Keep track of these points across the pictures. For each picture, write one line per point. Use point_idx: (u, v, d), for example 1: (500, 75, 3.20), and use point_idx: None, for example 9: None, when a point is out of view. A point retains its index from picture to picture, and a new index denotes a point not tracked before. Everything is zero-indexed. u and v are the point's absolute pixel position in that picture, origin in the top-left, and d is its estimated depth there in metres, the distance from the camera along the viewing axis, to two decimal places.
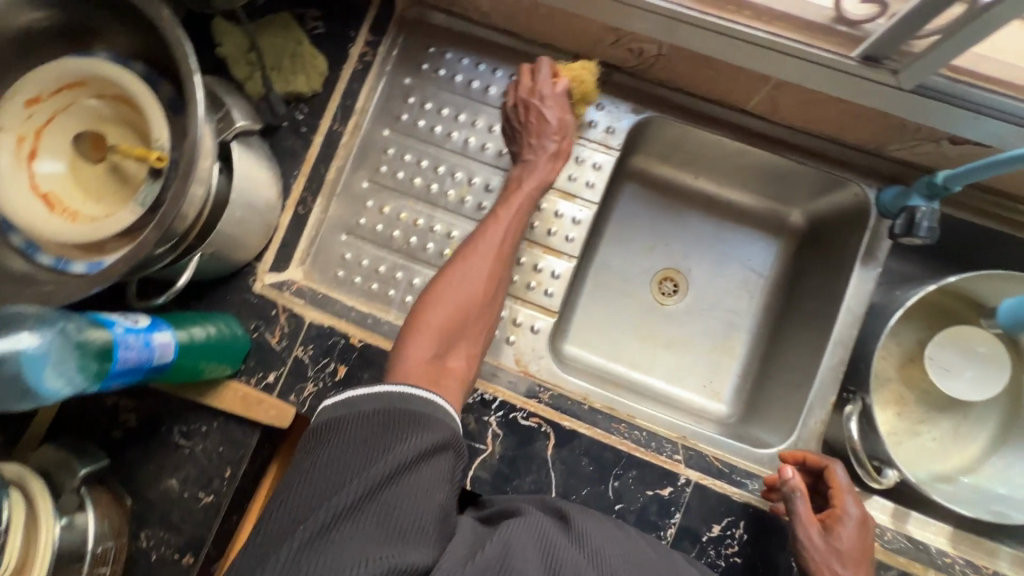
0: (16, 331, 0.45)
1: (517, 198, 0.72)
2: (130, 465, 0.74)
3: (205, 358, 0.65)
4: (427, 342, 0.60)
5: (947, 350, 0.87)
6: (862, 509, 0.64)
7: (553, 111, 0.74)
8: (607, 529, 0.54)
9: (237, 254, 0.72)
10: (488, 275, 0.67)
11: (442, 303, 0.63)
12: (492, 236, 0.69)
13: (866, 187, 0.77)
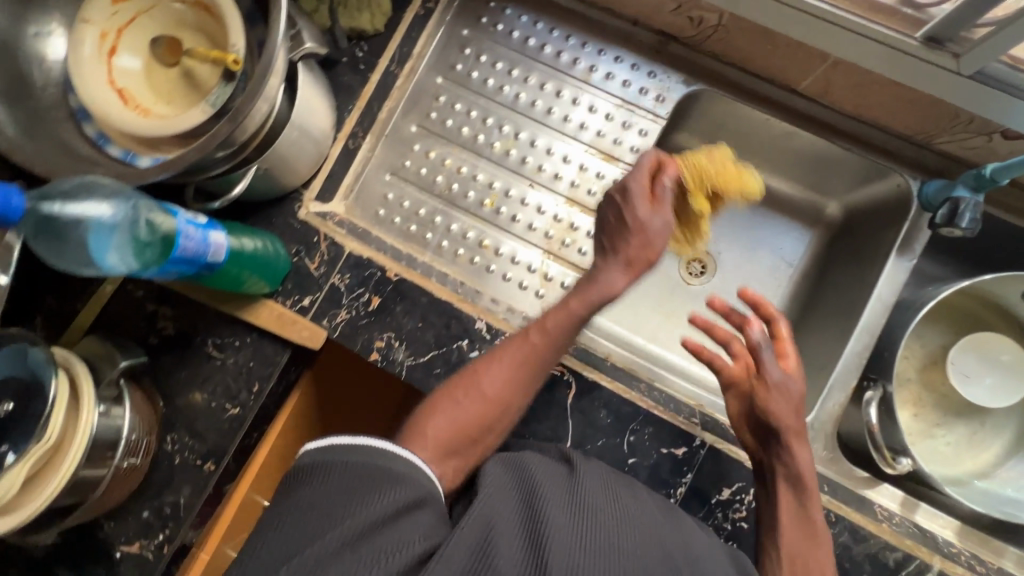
0: (94, 200, 0.49)
1: (557, 312, 0.65)
2: (163, 370, 0.76)
3: (248, 270, 0.67)
4: (416, 446, 0.58)
5: (968, 356, 0.88)
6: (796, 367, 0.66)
7: (641, 212, 0.65)
8: (613, 488, 0.55)
9: (288, 178, 0.74)
10: (500, 396, 0.62)
11: (447, 410, 0.61)
12: (517, 354, 0.64)
13: (910, 178, 0.77)
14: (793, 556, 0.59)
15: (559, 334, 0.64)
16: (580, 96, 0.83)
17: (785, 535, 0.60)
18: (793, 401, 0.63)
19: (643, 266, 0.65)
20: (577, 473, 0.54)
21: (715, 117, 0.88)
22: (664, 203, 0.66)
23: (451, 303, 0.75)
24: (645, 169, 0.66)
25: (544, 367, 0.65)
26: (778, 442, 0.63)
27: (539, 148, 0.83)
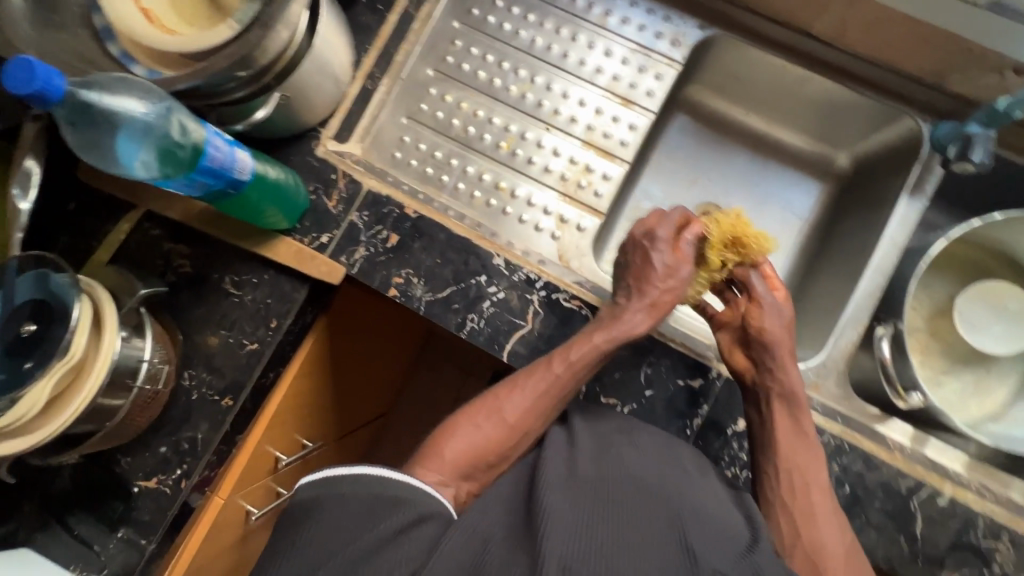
0: (131, 99, 0.51)
1: (583, 347, 0.64)
2: (181, 307, 0.77)
3: (269, 200, 0.68)
4: (434, 467, 0.58)
5: (975, 306, 0.89)
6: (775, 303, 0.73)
7: (667, 259, 0.68)
8: (618, 447, 0.58)
9: (307, 115, 0.74)
10: (521, 423, 0.62)
11: (466, 433, 0.61)
12: (540, 384, 0.63)
13: (921, 121, 0.79)
14: (792, 474, 0.63)
15: (583, 367, 0.64)
16: (597, 41, 0.83)
17: (783, 454, 0.64)
18: (784, 317, 0.68)
19: (664, 309, 0.68)
20: (578, 445, 0.58)
21: (728, 66, 0.89)
22: (688, 253, 0.69)
23: (469, 240, 0.75)
24: (670, 223, 0.70)
25: (565, 398, 0.64)
26: (771, 356, 0.67)
27: (555, 92, 0.83)
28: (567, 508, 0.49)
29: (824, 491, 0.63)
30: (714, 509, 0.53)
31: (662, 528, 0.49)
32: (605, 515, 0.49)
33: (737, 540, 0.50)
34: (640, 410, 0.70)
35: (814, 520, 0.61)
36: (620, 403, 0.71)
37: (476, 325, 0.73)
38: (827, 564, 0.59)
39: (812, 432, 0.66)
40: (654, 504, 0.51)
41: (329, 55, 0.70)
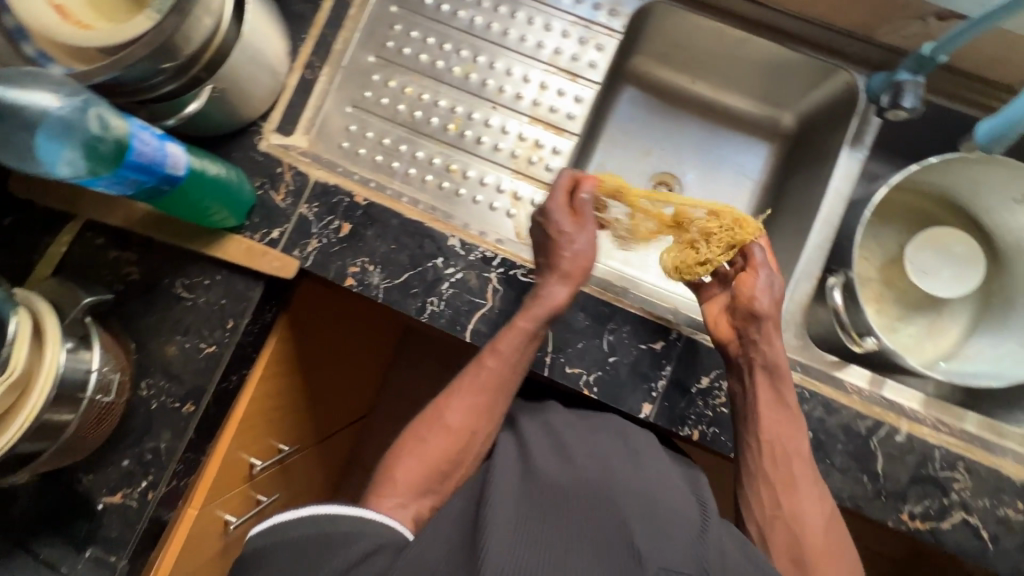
0: (44, 93, 0.49)
1: (509, 335, 0.65)
2: (132, 316, 0.74)
3: (211, 197, 0.66)
4: (387, 492, 0.57)
5: (925, 254, 0.88)
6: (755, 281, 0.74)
7: (567, 228, 0.69)
8: (569, 449, 0.58)
9: (246, 109, 0.73)
10: (467, 424, 0.62)
11: (414, 449, 0.60)
12: (476, 382, 0.64)
13: (856, 74, 0.81)
14: (772, 446, 0.64)
15: (514, 354, 0.65)
16: (536, 17, 0.83)
17: (765, 425, 0.65)
18: (775, 289, 0.67)
19: (580, 275, 0.68)
20: (530, 452, 0.58)
21: (669, 34, 0.90)
22: (586, 216, 0.70)
23: (423, 223, 0.75)
24: (562, 190, 0.70)
25: (507, 389, 0.64)
26: (756, 330, 0.66)
27: (499, 70, 0.83)
28: (508, 514, 0.48)
29: (805, 460, 0.64)
30: (668, 504, 0.53)
31: (606, 525, 0.48)
32: (548, 517, 0.48)
33: (688, 532, 0.49)
34: (606, 377, 0.71)
35: (797, 489, 0.63)
36: (585, 372, 0.71)
37: (437, 308, 0.72)
38: (806, 535, 0.61)
39: (796, 404, 0.66)
40: (598, 502, 0.50)
41: (261, 44, 0.68)
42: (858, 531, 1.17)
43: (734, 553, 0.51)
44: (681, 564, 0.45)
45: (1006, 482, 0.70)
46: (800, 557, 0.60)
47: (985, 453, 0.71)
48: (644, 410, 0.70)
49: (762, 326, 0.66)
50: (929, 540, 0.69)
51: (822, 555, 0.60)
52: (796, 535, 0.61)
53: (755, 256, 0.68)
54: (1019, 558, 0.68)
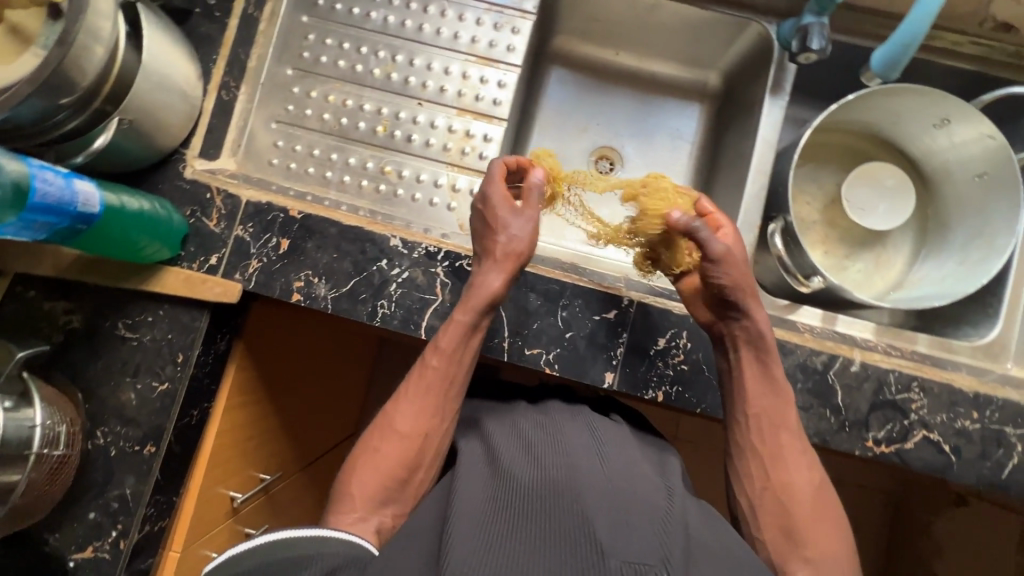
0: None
1: (448, 330, 0.65)
2: (77, 365, 0.72)
3: (139, 230, 0.64)
4: (348, 507, 0.57)
5: (860, 190, 0.90)
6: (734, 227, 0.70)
7: (503, 214, 0.68)
8: (535, 444, 0.56)
9: (164, 137, 0.71)
10: (418, 428, 0.61)
11: (370, 460, 0.60)
12: (422, 384, 0.64)
13: (768, 24, 0.83)
14: (762, 418, 0.65)
15: (456, 349, 0.65)
16: (448, 9, 0.83)
17: (750, 399, 0.65)
18: (741, 267, 0.65)
19: (515, 259, 0.67)
20: (499, 452, 0.55)
21: (584, 10, 0.91)
22: (535, 199, 0.70)
23: (362, 228, 0.74)
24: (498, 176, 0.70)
25: (454, 384, 0.64)
26: (737, 309, 0.65)
27: (419, 67, 0.83)
28: (468, 522, 0.45)
29: (793, 432, 0.64)
30: (637, 491, 0.51)
31: (569, 521, 0.45)
32: (512, 520, 0.45)
33: (656, 519, 0.47)
34: (565, 353, 0.72)
35: (783, 459, 0.63)
36: (545, 351, 0.72)
37: (388, 310, 0.72)
38: (795, 503, 0.60)
39: (784, 379, 0.66)
40: (561, 497, 0.47)
41: (165, 69, 0.67)
42: (845, 467, 1.20)
43: (705, 536, 0.49)
44: (646, 555, 0.43)
45: (960, 395, 0.72)
46: (787, 523, 0.59)
47: (935, 370, 0.73)
48: (607, 379, 0.71)
49: (729, 304, 0.65)
50: (896, 462, 0.71)
51: (809, 520, 0.59)
52: (783, 504, 0.61)
53: (710, 245, 0.64)
54: (980, 465, 0.70)
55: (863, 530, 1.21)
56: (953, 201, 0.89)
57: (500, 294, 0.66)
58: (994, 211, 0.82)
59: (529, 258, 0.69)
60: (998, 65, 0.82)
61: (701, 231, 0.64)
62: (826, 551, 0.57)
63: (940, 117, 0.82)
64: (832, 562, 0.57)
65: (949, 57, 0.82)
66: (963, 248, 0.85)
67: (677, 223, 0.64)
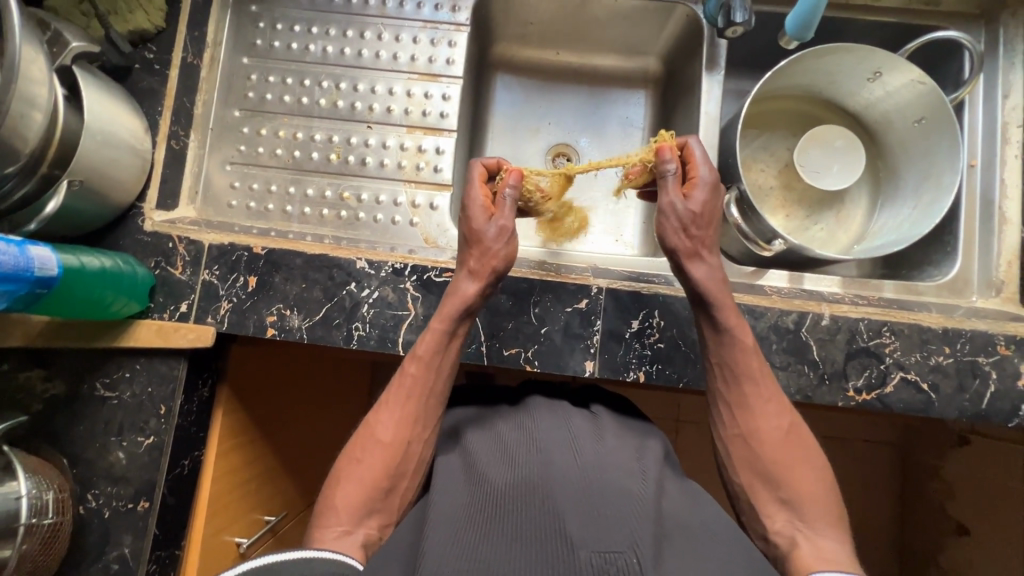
0: None
1: (425, 338, 0.65)
2: (61, 432, 0.72)
3: (104, 288, 0.65)
4: (331, 522, 0.56)
5: (813, 154, 0.90)
6: (715, 171, 0.68)
7: (476, 221, 0.67)
8: (511, 446, 0.57)
9: (118, 193, 0.72)
10: (398, 436, 0.61)
11: (352, 473, 0.59)
12: (402, 391, 0.63)
13: (694, 5, 0.86)
14: (724, 368, 0.65)
15: (433, 357, 0.65)
16: (385, 32, 0.85)
17: (713, 352, 0.66)
18: (694, 208, 0.66)
19: (488, 274, 0.66)
20: (476, 460, 0.56)
21: (520, 15, 0.93)
22: (507, 209, 0.69)
23: (327, 254, 0.74)
24: (478, 182, 0.71)
25: (434, 391, 0.64)
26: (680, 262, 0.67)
27: (363, 91, 0.84)
28: (445, 527, 0.46)
29: (767, 380, 0.64)
30: (613, 477, 0.51)
31: (541, 521, 0.45)
32: (486, 523, 0.46)
33: (629, 502, 0.47)
34: (543, 349, 0.73)
35: (750, 407, 0.63)
36: (523, 350, 0.73)
37: (364, 332, 0.73)
38: (766, 448, 0.61)
39: (739, 321, 0.65)
40: (534, 496, 0.48)
41: (110, 126, 0.68)
42: (847, 424, 1.20)
43: (681, 515, 0.50)
44: (617, 541, 0.43)
45: (931, 332, 0.73)
46: (764, 469, 0.60)
47: (903, 313, 0.75)
48: (587, 368, 0.72)
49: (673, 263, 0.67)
50: (879, 407, 0.72)
51: (783, 462, 0.60)
52: (755, 451, 0.61)
53: (663, 198, 0.68)
54: (960, 398, 0.72)
55: (875, 486, 1.22)
56: (898, 148, 0.91)
57: (474, 302, 0.66)
58: (937, 152, 0.85)
59: (506, 269, 0.68)
60: (918, 14, 0.85)
61: (671, 176, 0.68)
62: (803, 492, 0.58)
63: (872, 70, 0.85)
64: (809, 501, 0.57)
65: (870, 13, 0.85)
66: (916, 191, 0.87)
67: (659, 163, 0.69)
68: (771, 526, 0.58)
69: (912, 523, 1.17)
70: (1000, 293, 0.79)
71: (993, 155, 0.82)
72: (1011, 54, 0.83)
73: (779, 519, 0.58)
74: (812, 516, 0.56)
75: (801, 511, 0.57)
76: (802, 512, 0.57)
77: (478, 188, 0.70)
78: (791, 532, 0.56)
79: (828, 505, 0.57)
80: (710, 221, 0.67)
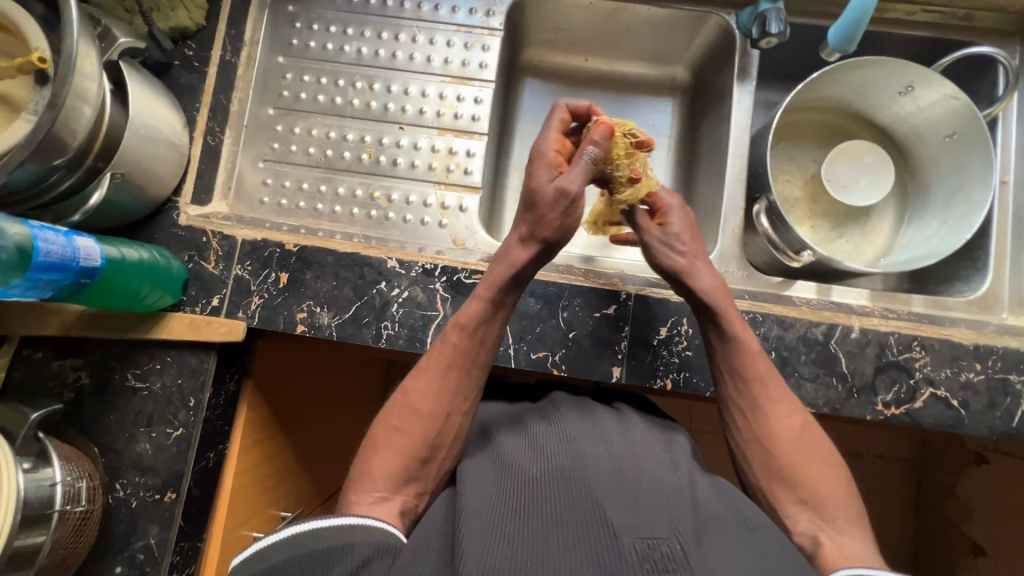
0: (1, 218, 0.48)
1: (468, 308, 0.65)
2: (91, 420, 0.73)
3: (142, 280, 0.66)
4: (368, 487, 0.55)
5: (841, 168, 0.90)
6: (676, 196, 0.73)
7: (543, 177, 0.64)
8: (541, 439, 0.56)
9: (156, 188, 0.73)
10: (438, 406, 0.60)
11: (389, 439, 0.59)
12: (442, 359, 0.63)
13: (727, 15, 0.87)
14: (733, 373, 0.65)
15: (476, 329, 0.64)
16: (419, 34, 0.86)
17: (720, 357, 0.66)
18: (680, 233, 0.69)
19: (538, 242, 0.64)
20: (506, 452, 0.55)
21: (552, 21, 0.94)
22: (582, 167, 0.64)
23: (358, 254, 0.75)
24: (558, 129, 0.69)
25: (475, 363, 0.63)
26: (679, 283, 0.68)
27: (397, 92, 0.85)
28: (482, 518, 0.46)
29: (775, 381, 0.64)
30: (645, 467, 0.51)
31: (580, 509, 0.45)
32: (523, 512, 0.46)
33: (665, 492, 0.47)
34: (570, 353, 0.73)
35: (762, 410, 0.62)
36: (550, 353, 0.73)
37: (392, 331, 0.73)
38: (782, 450, 0.60)
39: (741, 325, 0.66)
40: (569, 483, 0.48)
41: (152, 121, 0.69)
42: (864, 439, 1.19)
43: (714, 504, 0.49)
44: (657, 528, 0.43)
45: (962, 348, 0.73)
46: (782, 471, 0.59)
47: (933, 328, 0.74)
48: (614, 373, 0.72)
49: (674, 283, 0.69)
50: (908, 422, 0.72)
51: (801, 464, 0.59)
52: (771, 454, 0.60)
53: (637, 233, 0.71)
54: (990, 416, 0.71)
55: (889, 503, 1.21)
56: (927, 162, 0.91)
57: (522, 271, 0.65)
58: (967, 167, 0.84)
59: (559, 239, 0.64)
60: (953, 29, 0.85)
61: (639, 216, 0.71)
62: (821, 489, 0.58)
63: (904, 84, 0.85)
64: (828, 499, 0.57)
65: (904, 27, 0.85)
66: (945, 206, 0.87)
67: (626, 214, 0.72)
68: (794, 527, 0.57)
69: (927, 541, 1.16)
70: None
71: None
72: None
73: (801, 520, 0.57)
74: (833, 516, 0.56)
75: (822, 510, 0.56)
76: (824, 511, 0.56)
77: (555, 135, 0.68)
78: (813, 532, 0.55)
79: (849, 503, 0.57)
80: (695, 238, 0.70)
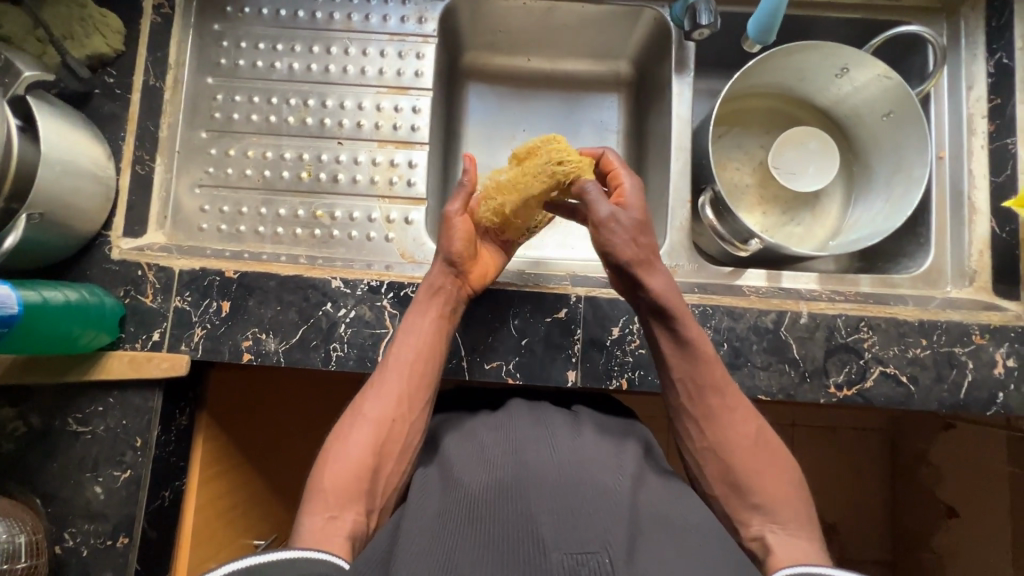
0: None
1: (410, 321, 0.67)
2: (33, 470, 0.70)
3: (70, 321, 0.63)
4: (319, 506, 0.53)
5: (787, 155, 0.91)
6: (635, 174, 0.68)
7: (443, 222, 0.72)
8: (485, 451, 0.55)
9: (82, 224, 0.70)
10: (387, 414, 0.61)
11: (339, 453, 0.58)
12: (393, 368, 0.64)
13: (660, 8, 0.87)
14: (687, 382, 0.63)
15: (418, 338, 0.66)
16: (351, 46, 0.84)
17: (673, 365, 0.64)
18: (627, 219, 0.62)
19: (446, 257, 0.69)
20: (451, 466, 0.55)
21: (488, 22, 0.93)
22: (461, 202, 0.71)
23: (301, 275, 0.73)
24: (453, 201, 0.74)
25: (421, 370, 0.65)
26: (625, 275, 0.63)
27: (332, 107, 0.83)
28: (417, 538, 0.45)
29: (726, 390, 0.63)
30: (588, 474, 0.50)
31: (515, 526, 0.44)
32: (457, 531, 0.45)
33: (604, 499, 0.47)
34: (524, 361, 0.72)
35: (717, 419, 0.62)
36: (504, 363, 0.72)
37: (342, 352, 0.72)
38: (736, 456, 0.60)
39: (697, 333, 0.64)
40: (509, 496, 0.47)
41: (68, 156, 0.66)
42: (836, 414, 1.21)
43: (659, 506, 0.49)
44: (589, 542, 0.42)
45: (907, 325, 0.74)
46: (735, 478, 0.59)
47: (881, 307, 0.75)
48: (569, 377, 0.72)
49: (627, 274, 0.63)
50: (860, 402, 0.73)
51: (754, 470, 0.58)
52: (725, 462, 0.60)
53: (598, 209, 0.62)
54: (939, 388, 0.73)
55: (865, 474, 1.22)
56: (868, 142, 0.92)
57: (440, 282, 0.68)
58: (906, 145, 0.86)
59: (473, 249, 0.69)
60: (882, 10, 0.86)
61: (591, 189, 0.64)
62: (775, 494, 0.57)
63: (840, 67, 0.86)
64: (782, 502, 0.56)
65: (834, 10, 0.86)
66: (888, 185, 0.88)
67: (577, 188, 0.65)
68: (748, 533, 0.56)
69: (903, 508, 1.18)
70: (972, 282, 0.81)
71: (960, 147, 0.83)
72: (972, 47, 0.84)
73: (754, 524, 0.56)
74: (785, 519, 0.55)
75: (774, 514, 0.56)
76: (775, 514, 0.56)
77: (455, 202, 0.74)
78: (765, 535, 0.55)
79: (800, 505, 0.56)
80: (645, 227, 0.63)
